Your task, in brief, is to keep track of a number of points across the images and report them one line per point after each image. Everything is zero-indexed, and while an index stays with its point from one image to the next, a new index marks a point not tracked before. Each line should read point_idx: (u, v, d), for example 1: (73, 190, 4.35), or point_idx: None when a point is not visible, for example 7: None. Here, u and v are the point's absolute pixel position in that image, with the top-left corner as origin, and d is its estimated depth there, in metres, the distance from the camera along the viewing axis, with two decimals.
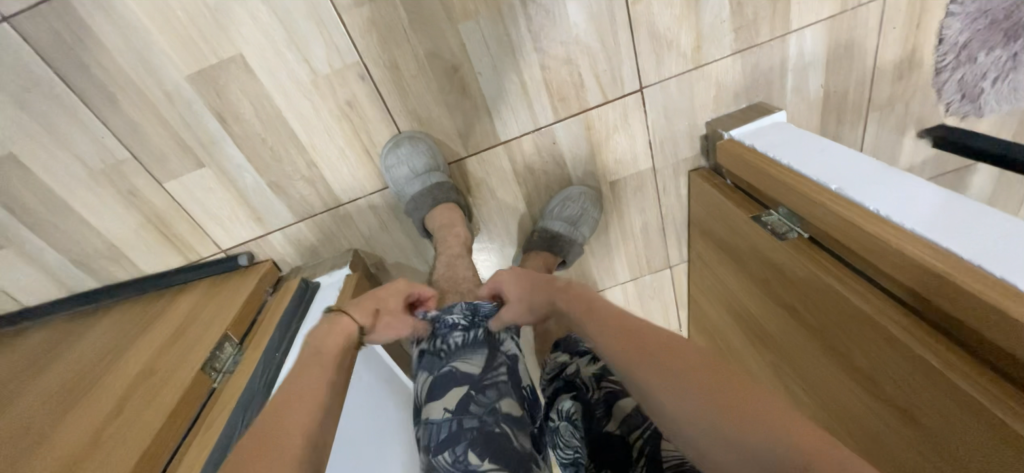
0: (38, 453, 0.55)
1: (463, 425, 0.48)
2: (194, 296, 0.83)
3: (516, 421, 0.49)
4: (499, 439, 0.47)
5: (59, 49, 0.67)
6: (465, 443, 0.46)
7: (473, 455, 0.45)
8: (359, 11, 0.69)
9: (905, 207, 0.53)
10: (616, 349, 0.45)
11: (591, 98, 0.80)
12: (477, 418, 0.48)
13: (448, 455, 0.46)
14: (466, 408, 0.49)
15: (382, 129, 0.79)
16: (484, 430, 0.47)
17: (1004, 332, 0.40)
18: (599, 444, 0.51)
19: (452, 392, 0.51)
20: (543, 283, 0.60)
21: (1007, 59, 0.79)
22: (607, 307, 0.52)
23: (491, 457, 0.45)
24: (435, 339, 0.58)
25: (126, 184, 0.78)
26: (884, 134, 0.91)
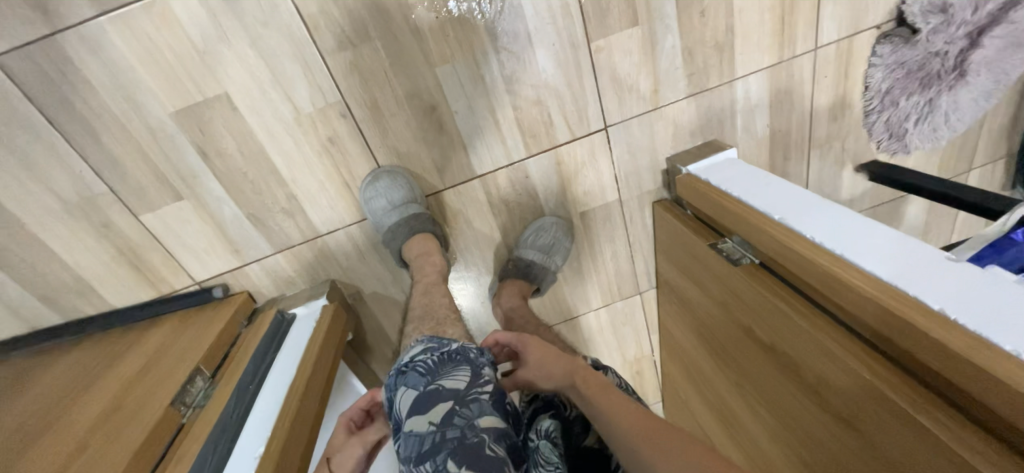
0: None
1: (445, 436, 0.51)
2: (164, 330, 0.82)
3: (496, 434, 0.52)
4: (477, 451, 0.49)
5: (42, 86, 0.68)
6: (445, 453, 0.49)
7: (451, 463, 0.48)
8: (342, 55, 0.74)
9: (836, 234, 0.59)
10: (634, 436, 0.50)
11: (559, 135, 0.86)
12: (459, 430, 0.51)
13: (429, 465, 0.49)
14: (448, 421, 0.52)
15: (362, 164, 0.82)
16: (464, 441, 0.50)
17: (936, 355, 0.44)
18: (578, 456, 0.61)
19: (436, 407, 0.53)
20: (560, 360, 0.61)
21: (924, 104, 0.91)
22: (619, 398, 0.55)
23: (468, 465, 0.48)
24: (414, 363, 0.59)
25: (100, 217, 0.78)
26: (826, 169, 1.00)
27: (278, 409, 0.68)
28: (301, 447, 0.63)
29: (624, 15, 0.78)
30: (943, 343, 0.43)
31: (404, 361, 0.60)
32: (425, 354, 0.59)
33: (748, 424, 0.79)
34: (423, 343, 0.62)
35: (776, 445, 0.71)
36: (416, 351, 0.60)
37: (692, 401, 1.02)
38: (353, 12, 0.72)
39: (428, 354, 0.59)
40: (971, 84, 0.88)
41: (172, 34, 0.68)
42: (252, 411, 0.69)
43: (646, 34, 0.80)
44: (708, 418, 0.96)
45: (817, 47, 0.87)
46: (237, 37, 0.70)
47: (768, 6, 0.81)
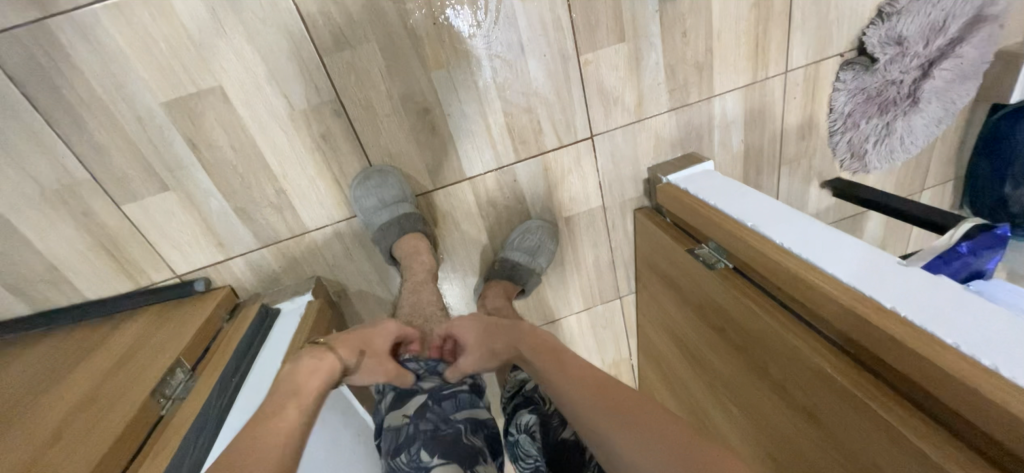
0: None
1: (419, 428, 0.55)
2: (141, 323, 0.81)
3: (468, 426, 0.56)
4: (450, 440, 0.53)
5: (29, 71, 0.67)
6: (420, 443, 0.53)
7: (425, 453, 0.51)
8: (340, 55, 0.75)
9: (803, 240, 0.64)
10: (586, 395, 0.52)
11: (547, 142, 0.89)
12: (433, 424, 0.55)
13: (406, 455, 0.52)
14: (423, 415, 0.56)
15: (354, 162, 0.84)
16: (437, 431, 0.54)
17: (885, 347, 0.49)
18: (556, 449, 0.62)
19: (412, 402, 0.59)
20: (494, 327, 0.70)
21: (882, 127, 0.98)
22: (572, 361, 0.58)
23: (441, 454, 0.51)
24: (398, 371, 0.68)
25: (80, 206, 0.77)
26: (795, 184, 1.07)
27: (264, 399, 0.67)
28: None
29: (612, 31, 0.83)
30: (889, 336, 0.48)
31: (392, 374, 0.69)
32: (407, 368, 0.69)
33: (719, 422, 0.83)
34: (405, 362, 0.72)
35: (746, 442, 0.76)
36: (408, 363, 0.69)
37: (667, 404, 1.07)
38: (351, 14, 0.73)
39: (414, 362, 0.70)
40: (923, 111, 0.96)
41: (167, 24, 0.68)
42: (235, 404, 0.69)
43: (633, 49, 0.85)
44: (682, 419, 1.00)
45: (788, 70, 0.93)
46: (234, 31, 0.70)
47: (744, 29, 0.87)
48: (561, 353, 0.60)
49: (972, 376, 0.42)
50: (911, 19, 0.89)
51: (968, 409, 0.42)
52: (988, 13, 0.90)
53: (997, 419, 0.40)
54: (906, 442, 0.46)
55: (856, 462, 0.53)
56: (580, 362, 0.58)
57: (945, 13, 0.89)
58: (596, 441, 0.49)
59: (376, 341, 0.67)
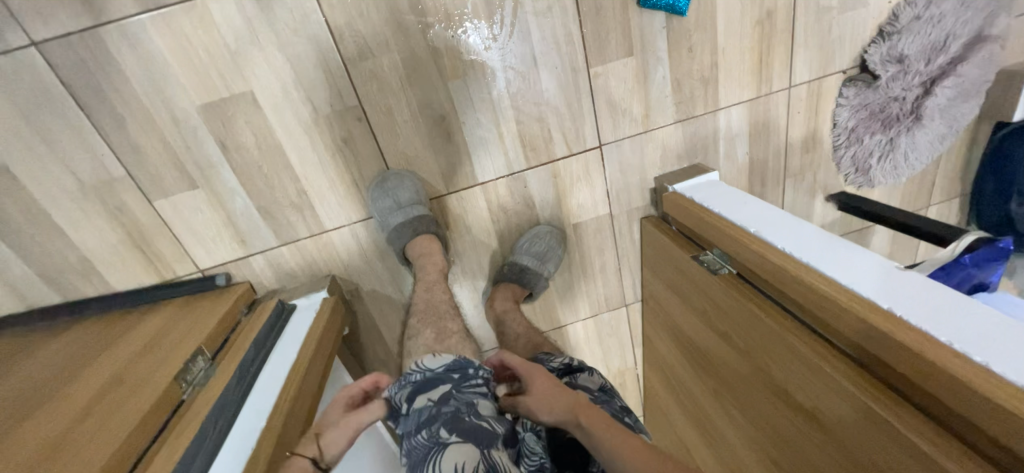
0: None
1: (441, 410, 0.56)
2: (164, 314, 0.84)
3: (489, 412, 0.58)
4: (470, 425, 0.54)
5: (78, 73, 0.73)
6: (439, 423, 0.54)
7: (444, 431, 0.53)
8: (363, 64, 0.80)
9: (804, 246, 0.66)
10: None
11: (557, 150, 0.93)
12: (454, 406, 0.56)
13: (426, 432, 0.54)
14: (445, 399, 0.57)
15: (372, 166, 0.88)
16: (458, 415, 0.55)
17: (879, 344, 0.51)
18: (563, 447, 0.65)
19: (436, 388, 0.59)
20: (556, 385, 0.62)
21: (886, 142, 1.00)
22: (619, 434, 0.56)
23: (459, 433, 0.53)
24: (416, 363, 0.63)
25: (114, 201, 0.81)
26: (799, 197, 1.09)
27: (280, 387, 0.70)
28: (298, 425, 0.66)
29: (621, 45, 0.87)
30: (884, 333, 0.50)
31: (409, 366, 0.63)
32: (417, 373, 0.61)
33: (722, 428, 0.84)
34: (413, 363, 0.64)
35: (747, 445, 0.77)
36: (428, 358, 0.63)
37: (672, 413, 1.07)
38: (376, 27, 0.78)
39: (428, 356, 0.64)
40: (926, 127, 0.99)
41: (207, 33, 0.73)
42: (251, 391, 0.71)
43: (640, 63, 0.89)
44: (685, 428, 1.01)
45: (791, 85, 0.96)
46: (267, 40, 0.75)
47: (749, 45, 0.91)
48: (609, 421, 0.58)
49: (970, 374, 0.43)
50: (911, 38, 0.92)
51: (959, 403, 0.44)
52: (988, 34, 0.93)
53: (991, 414, 0.41)
54: (898, 435, 0.48)
55: (857, 462, 0.54)
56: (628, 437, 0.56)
57: (945, 33, 0.92)
58: None
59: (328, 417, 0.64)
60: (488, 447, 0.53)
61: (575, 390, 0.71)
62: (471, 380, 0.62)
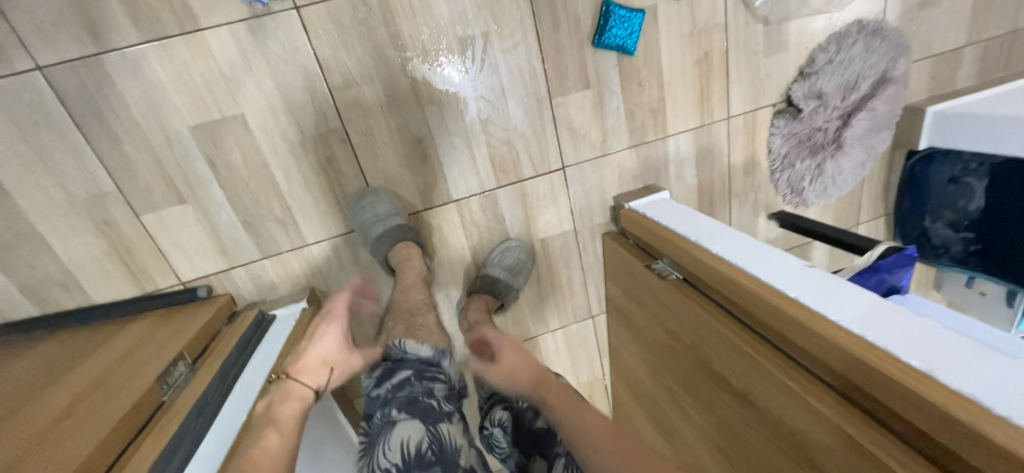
0: None
1: (397, 393, 0.62)
2: (144, 324, 0.87)
3: (446, 393, 0.65)
4: (420, 404, 0.60)
5: (79, 95, 0.78)
6: (393, 404, 0.61)
7: (394, 410, 0.59)
8: (347, 91, 0.88)
9: (733, 249, 0.77)
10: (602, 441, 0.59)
11: (524, 172, 1.02)
12: (409, 390, 0.62)
13: (381, 414, 0.60)
14: (404, 384, 0.64)
15: (353, 183, 0.95)
16: (409, 395, 0.61)
17: (792, 329, 0.61)
18: (530, 436, 0.68)
19: (398, 375, 0.66)
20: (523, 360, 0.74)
21: (814, 167, 1.14)
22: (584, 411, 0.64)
23: (407, 410, 0.59)
24: (387, 355, 0.71)
25: (103, 214, 0.85)
26: (743, 215, 1.22)
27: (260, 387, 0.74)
28: None
29: (579, 79, 0.98)
30: (794, 318, 0.61)
31: (381, 355, 0.71)
32: (388, 364, 0.69)
33: (678, 426, 0.91)
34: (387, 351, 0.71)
35: (696, 436, 0.85)
36: (409, 343, 0.70)
37: (636, 419, 1.13)
38: (360, 59, 0.87)
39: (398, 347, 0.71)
40: (847, 154, 1.13)
41: (204, 61, 0.81)
42: (231, 393, 0.75)
43: (596, 95, 1.00)
44: (647, 430, 1.08)
45: (730, 116, 1.09)
46: (259, 68, 0.83)
47: (690, 82, 1.04)
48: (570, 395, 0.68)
49: (855, 347, 0.54)
50: (828, 77, 1.07)
51: (850, 371, 0.54)
52: (891, 75, 1.09)
53: (872, 377, 0.52)
54: (808, 405, 0.58)
55: (781, 436, 0.63)
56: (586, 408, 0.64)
57: (855, 75, 1.07)
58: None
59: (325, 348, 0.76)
60: (433, 422, 0.58)
61: None
62: (440, 370, 0.69)
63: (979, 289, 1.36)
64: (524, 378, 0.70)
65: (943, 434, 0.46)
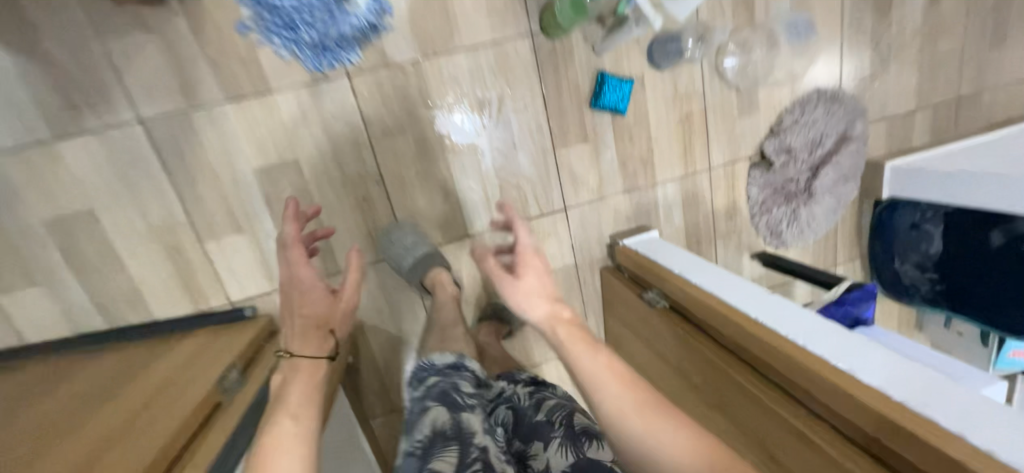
0: (68, 443, 0.68)
1: (429, 389, 0.75)
2: (198, 339, 1.00)
3: (470, 388, 0.77)
4: (448, 396, 0.72)
5: (168, 142, 0.95)
6: (426, 397, 0.73)
7: (428, 401, 0.72)
8: (384, 142, 1.05)
9: (714, 282, 0.91)
10: (619, 391, 0.61)
11: (531, 212, 1.17)
12: (440, 386, 0.75)
13: (416, 406, 0.73)
14: (435, 383, 0.76)
15: (384, 219, 1.10)
16: (439, 390, 0.74)
17: (766, 353, 0.74)
18: (530, 428, 0.78)
19: (429, 378, 0.78)
20: (538, 283, 0.76)
21: (790, 212, 1.29)
22: (599, 359, 0.65)
23: (437, 400, 0.71)
24: (420, 363, 0.83)
25: (173, 241, 1.01)
26: (727, 254, 1.35)
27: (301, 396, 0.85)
28: None
29: (579, 135, 1.15)
30: (767, 344, 0.74)
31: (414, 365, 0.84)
32: (421, 368, 0.82)
33: None
34: (419, 360, 0.84)
35: None
36: (435, 356, 0.83)
37: None
38: (397, 116, 1.04)
39: (427, 357, 0.84)
40: (818, 201, 1.28)
41: (271, 117, 0.98)
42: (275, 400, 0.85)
43: (594, 147, 1.17)
44: None
45: (711, 167, 1.25)
46: (314, 123, 1.01)
47: (675, 138, 1.20)
48: (588, 336, 0.69)
49: (816, 367, 0.67)
50: (795, 135, 1.23)
51: (813, 387, 0.67)
52: (850, 134, 1.26)
53: (831, 392, 0.65)
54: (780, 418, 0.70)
55: (764, 445, 0.75)
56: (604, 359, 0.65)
57: (819, 133, 1.24)
58: (630, 440, 0.58)
59: (314, 310, 0.78)
60: (459, 411, 0.69)
61: (542, 390, 0.85)
62: (467, 373, 0.80)
63: (957, 330, 1.45)
64: (541, 306, 0.74)
65: (887, 438, 0.58)
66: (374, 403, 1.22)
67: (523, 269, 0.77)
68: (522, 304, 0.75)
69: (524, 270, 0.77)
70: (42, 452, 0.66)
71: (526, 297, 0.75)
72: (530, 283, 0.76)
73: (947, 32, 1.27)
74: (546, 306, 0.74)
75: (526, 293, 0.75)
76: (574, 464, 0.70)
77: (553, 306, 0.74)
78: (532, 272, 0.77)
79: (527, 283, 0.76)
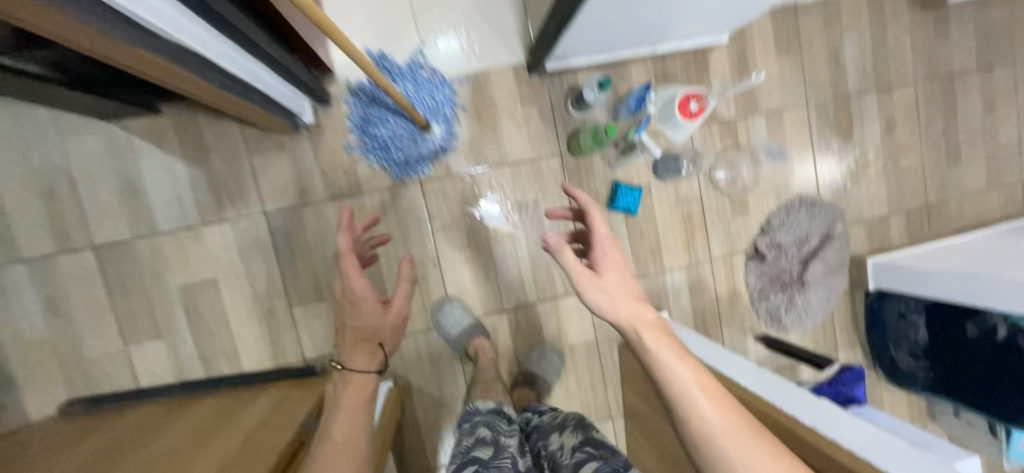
0: (197, 455, 0.83)
1: (474, 419, 1.00)
2: (279, 388, 1.17)
3: (505, 424, 0.99)
4: (487, 420, 0.98)
5: (280, 228, 1.24)
6: (472, 422, 0.98)
7: (473, 424, 0.97)
8: (442, 231, 1.32)
9: (709, 354, 1.12)
10: (712, 409, 0.68)
11: (558, 292, 1.39)
12: (482, 416, 1.00)
13: (464, 429, 0.98)
14: (478, 414, 1.02)
15: (436, 294, 1.33)
16: (482, 418, 0.99)
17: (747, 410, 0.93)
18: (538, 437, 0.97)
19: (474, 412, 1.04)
20: (621, 284, 0.82)
21: (787, 299, 1.48)
22: (685, 372, 0.72)
23: (479, 423, 0.97)
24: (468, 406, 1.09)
25: (270, 305, 1.26)
26: (733, 336, 1.50)
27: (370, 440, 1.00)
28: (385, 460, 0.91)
29: None
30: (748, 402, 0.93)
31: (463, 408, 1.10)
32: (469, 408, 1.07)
33: None
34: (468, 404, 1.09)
35: None
36: (479, 399, 1.08)
37: None
38: (454, 212, 1.32)
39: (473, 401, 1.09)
40: (810, 290, 1.47)
41: (358, 211, 1.27)
42: None
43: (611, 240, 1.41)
44: None
45: (712, 258, 1.47)
46: (390, 216, 1.29)
47: (678, 233, 1.44)
48: (672, 345, 0.75)
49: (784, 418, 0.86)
50: (783, 233, 1.46)
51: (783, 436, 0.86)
52: (832, 233, 1.48)
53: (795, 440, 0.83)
54: None
55: None
56: (693, 372, 0.72)
57: (804, 232, 1.46)
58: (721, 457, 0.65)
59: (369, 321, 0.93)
60: (495, 429, 0.94)
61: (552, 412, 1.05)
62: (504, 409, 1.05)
63: (966, 420, 1.47)
64: (630, 307, 0.79)
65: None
66: (412, 461, 1.35)
67: (603, 269, 0.83)
68: (609, 302, 0.80)
69: (605, 267, 0.83)
70: (182, 457, 0.82)
71: (611, 295, 0.80)
72: (613, 285, 0.81)
73: (905, 153, 1.53)
74: (632, 308, 0.79)
75: (611, 292, 0.80)
76: (582, 438, 0.87)
77: (640, 308, 0.79)
78: (612, 271, 0.83)
79: (609, 282, 0.82)
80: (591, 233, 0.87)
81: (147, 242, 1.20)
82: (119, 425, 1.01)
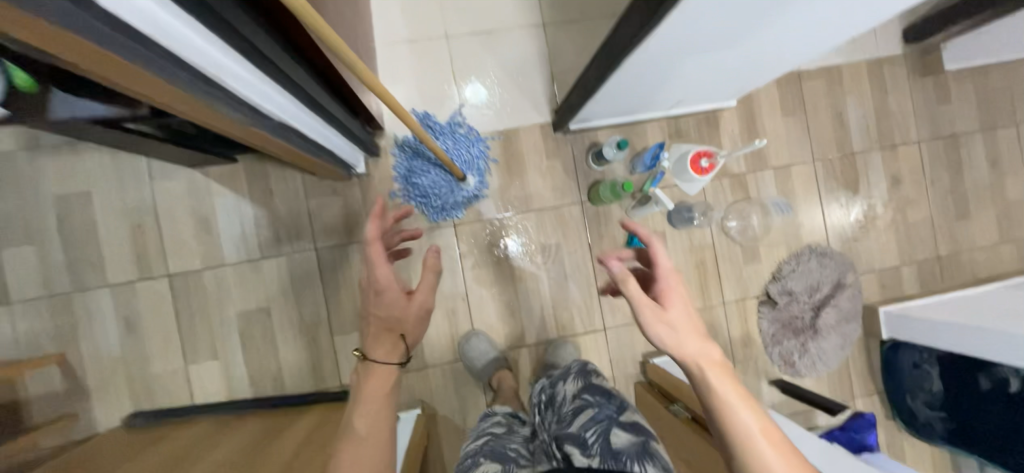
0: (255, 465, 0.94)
1: (487, 426, 0.97)
2: (319, 409, 1.28)
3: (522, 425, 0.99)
4: (496, 427, 0.95)
5: (328, 263, 1.39)
6: (484, 430, 0.96)
7: (484, 432, 0.94)
8: (471, 270, 1.44)
9: None
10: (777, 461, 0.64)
11: (577, 330, 1.48)
12: (493, 424, 0.98)
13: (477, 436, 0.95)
14: (491, 422, 0.99)
15: (464, 327, 1.44)
16: (493, 426, 0.97)
17: None
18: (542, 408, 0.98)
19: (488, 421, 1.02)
20: (687, 319, 0.74)
21: (800, 345, 1.51)
22: (747, 422, 0.67)
23: (490, 429, 0.94)
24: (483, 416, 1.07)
25: (314, 333, 1.39)
26: (748, 379, 1.55)
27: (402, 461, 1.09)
28: None
29: None
30: None
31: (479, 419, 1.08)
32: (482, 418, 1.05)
33: None
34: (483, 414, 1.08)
35: None
36: (496, 409, 1.07)
37: None
38: (483, 252, 1.45)
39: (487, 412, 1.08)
40: (823, 337, 1.51)
41: None
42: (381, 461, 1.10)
43: None
44: None
45: (725, 302, 1.54)
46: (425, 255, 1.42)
47: (692, 278, 1.53)
48: (736, 389, 0.69)
49: None
50: (794, 280, 1.52)
51: None
52: (844, 282, 1.53)
53: None
54: None
55: None
56: (757, 422, 0.67)
57: (816, 280, 1.52)
58: None
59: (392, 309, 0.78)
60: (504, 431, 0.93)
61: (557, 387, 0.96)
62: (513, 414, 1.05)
63: None
64: (695, 342, 0.71)
65: None
66: None
67: (670, 301, 0.75)
68: (675, 337, 0.71)
69: (670, 299, 0.75)
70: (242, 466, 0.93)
71: (676, 330, 0.72)
72: (680, 319, 0.73)
73: (913, 207, 1.60)
74: (696, 344, 0.71)
75: (678, 328, 0.72)
76: (583, 384, 0.92)
77: (705, 344, 0.71)
78: (677, 302, 0.75)
79: (674, 315, 0.73)
80: (654, 263, 0.78)
81: (213, 273, 1.36)
82: (182, 435, 1.13)
